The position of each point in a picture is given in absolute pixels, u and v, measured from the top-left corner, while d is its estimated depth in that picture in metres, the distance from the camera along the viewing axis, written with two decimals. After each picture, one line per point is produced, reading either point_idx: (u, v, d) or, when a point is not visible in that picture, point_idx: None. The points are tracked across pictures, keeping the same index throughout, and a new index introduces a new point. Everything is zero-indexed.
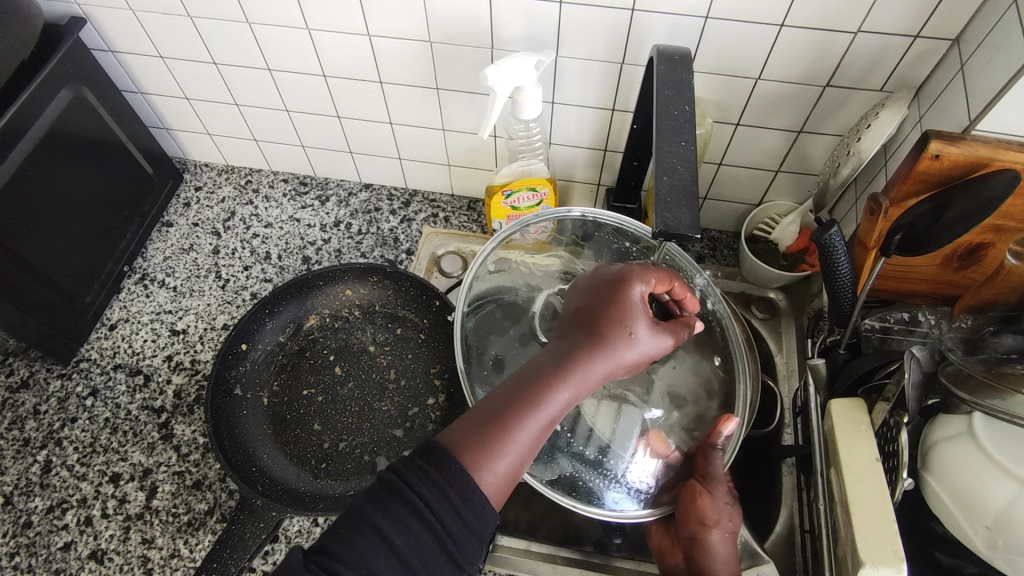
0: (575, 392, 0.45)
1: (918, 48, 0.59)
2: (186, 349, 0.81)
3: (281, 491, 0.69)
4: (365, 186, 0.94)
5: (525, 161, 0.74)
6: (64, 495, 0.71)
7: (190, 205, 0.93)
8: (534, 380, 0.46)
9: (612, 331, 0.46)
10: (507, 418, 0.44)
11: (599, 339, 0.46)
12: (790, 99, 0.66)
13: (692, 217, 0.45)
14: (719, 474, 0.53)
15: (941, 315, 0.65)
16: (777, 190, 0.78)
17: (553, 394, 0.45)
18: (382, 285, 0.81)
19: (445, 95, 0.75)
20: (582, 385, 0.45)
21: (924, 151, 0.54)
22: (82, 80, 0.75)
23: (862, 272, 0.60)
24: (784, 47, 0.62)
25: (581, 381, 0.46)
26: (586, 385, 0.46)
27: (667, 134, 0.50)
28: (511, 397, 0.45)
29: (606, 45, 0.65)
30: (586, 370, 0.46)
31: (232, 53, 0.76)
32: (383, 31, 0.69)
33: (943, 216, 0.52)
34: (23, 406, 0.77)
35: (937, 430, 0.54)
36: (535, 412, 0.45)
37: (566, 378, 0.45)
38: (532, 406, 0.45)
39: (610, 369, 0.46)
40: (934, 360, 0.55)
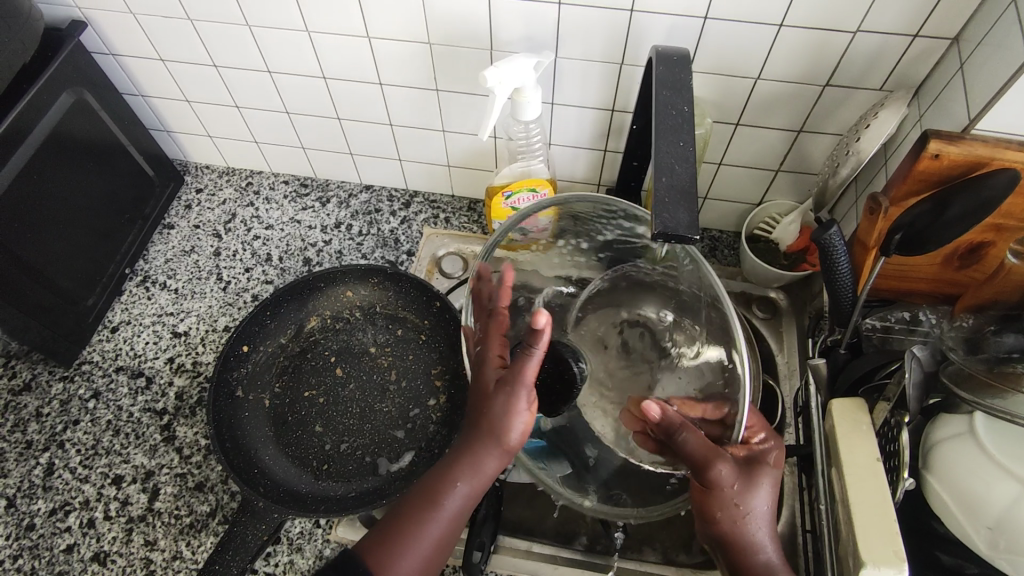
0: (470, 482, 0.46)
1: (917, 47, 0.59)
2: (188, 351, 0.81)
3: (283, 492, 0.69)
4: (366, 188, 0.94)
5: (524, 161, 0.74)
6: (67, 498, 0.71)
7: (191, 207, 0.93)
8: (426, 485, 0.46)
9: (491, 410, 0.46)
10: (406, 520, 0.45)
11: (483, 423, 0.47)
12: (790, 99, 0.66)
13: (692, 217, 0.45)
14: (706, 456, 0.47)
15: (942, 314, 0.65)
16: (778, 190, 0.78)
17: (449, 494, 0.46)
18: (383, 286, 0.82)
19: (444, 96, 0.75)
20: (478, 475, 0.46)
21: (924, 151, 0.54)
22: (83, 84, 0.75)
23: (862, 271, 0.60)
24: (783, 46, 0.61)
25: (472, 482, 0.46)
26: (477, 485, 0.46)
27: (666, 134, 0.50)
28: (407, 503, 0.46)
29: (605, 46, 0.65)
30: (478, 467, 0.46)
31: (232, 56, 0.76)
32: (382, 33, 0.69)
33: (944, 216, 0.52)
34: (25, 408, 0.77)
35: (937, 430, 0.54)
36: (433, 516, 0.45)
37: (458, 480, 0.46)
38: (429, 513, 0.45)
39: (501, 451, 0.46)
40: (936, 360, 0.56)
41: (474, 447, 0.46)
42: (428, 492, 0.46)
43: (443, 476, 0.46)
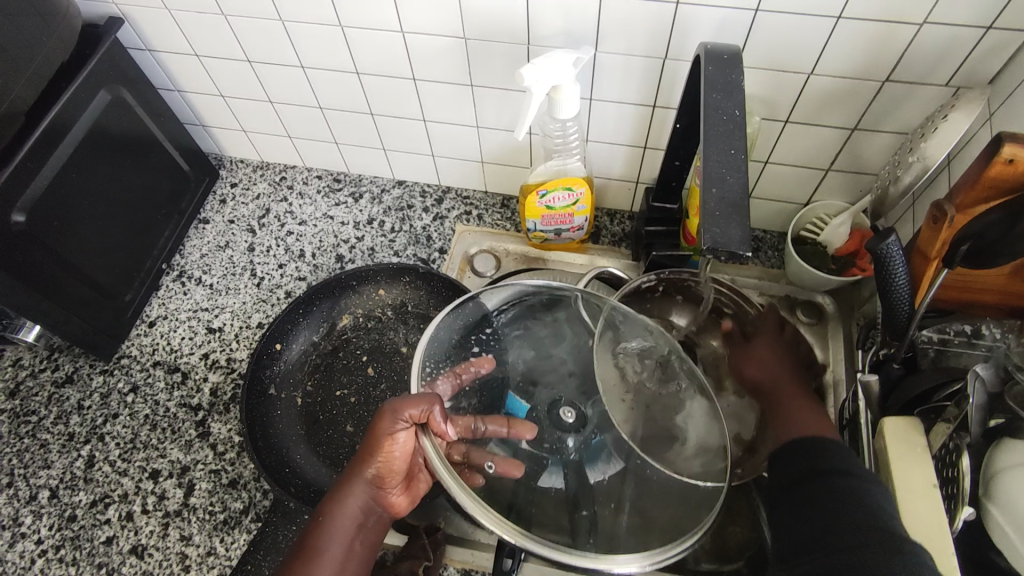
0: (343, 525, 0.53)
1: (991, 40, 0.55)
2: (222, 347, 0.82)
3: (314, 493, 0.69)
4: (399, 183, 0.93)
5: (560, 159, 0.72)
6: (106, 490, 0.73)
7: (226, 202, 0.94)
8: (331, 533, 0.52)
9: (371, 460, 0.54)
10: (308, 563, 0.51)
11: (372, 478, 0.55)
12: (846, 96, 0.62)
13: (743, 234, 0.43)
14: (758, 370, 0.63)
15: (1008, 329, 0.60)
16: (829, 188, 0.74)
17: (323, 540, 0.52)
18: (414, 285, 0.81)
19: (479, 92, 0.73)
20: (348, 520, 0.53)
21: (997, 156, 0.50)
22: (120, 81, 0.75)
23: (922, 283, 0.57)
24: (842, 40, 0.58)
25: (343, 515, 0.53)
26: (348, 523, 0.53)
27: (716, 143, 0.47)
28: (287, 564, 0.51)
29: (648, 41, 0.62)
30: (342, 506, 0.54)
31: (265, 51, 0.75)
32: (417, 28, 0.67)
33: (1018, 227, 0.48)
34: (67, 401, 0.79)
35: (1000, 456, 0.51)
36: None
37: (335, 522, 0.53)
38: (312, 562, 0.51)
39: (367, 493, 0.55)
40: (1000, 379, 0.52)
41: (339, 492, 0.54)
42: (307, 544, 0.52)
43: (315, 524, 0.53)
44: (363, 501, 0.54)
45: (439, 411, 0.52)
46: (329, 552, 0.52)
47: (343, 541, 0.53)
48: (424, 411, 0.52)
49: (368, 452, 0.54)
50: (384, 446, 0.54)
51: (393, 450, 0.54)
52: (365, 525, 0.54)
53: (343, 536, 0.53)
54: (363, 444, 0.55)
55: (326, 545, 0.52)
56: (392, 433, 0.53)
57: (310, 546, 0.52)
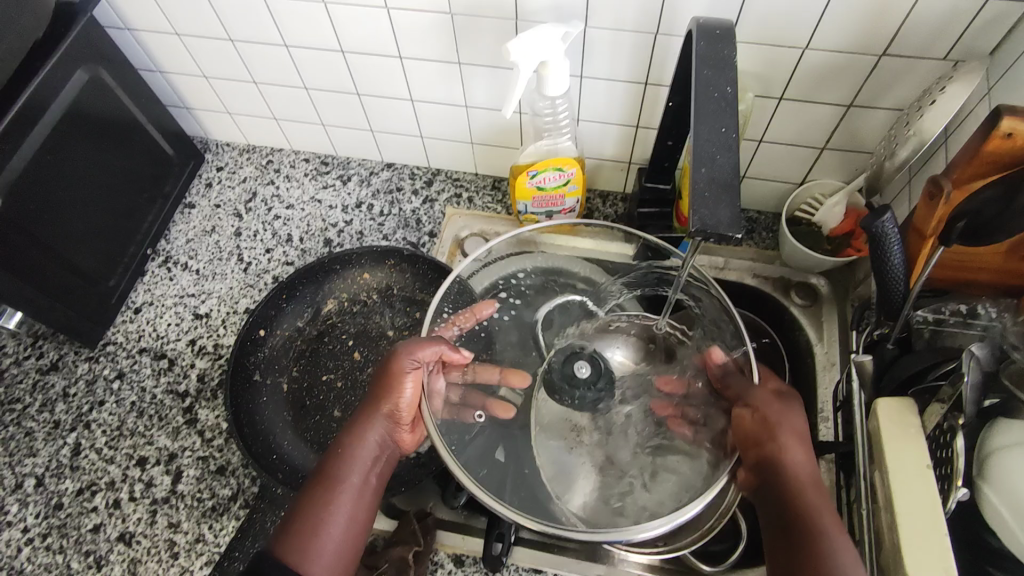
0: (360, 463, 0.54)
1: (990, 11, 0.53)
2: (210, 333, 0.81)
3: (302, 478, 0.68)
4: (388, 165, 0.91)
5: (551, 139, 0.70)
6: (93, 478, 0.72)
7: (212, 185, 0.92)
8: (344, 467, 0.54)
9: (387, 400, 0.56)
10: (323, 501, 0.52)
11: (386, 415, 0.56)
12: (841, 71, 0.61)
13: (733, 215, 0.41)
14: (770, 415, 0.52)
15: (1004, 307, 0.59)
16: (823, 167, 0.72)
17: (343, 472, 0.53)
18: (399, 268, 0.79)
19: (467, 69, 0.71)
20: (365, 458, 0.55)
21: (996, 129, 0.48)
22: (97, 60, 0.73)
23: (918, 262, 0.56)
24: (837, 12, 0.56)
25: (361, 449, 0.55)
26: (366, 457, 0.55)
27: (707, 120, 0.45)
28: (306, 494, 0.52)
29: (639, 15, 0.60)
30: (359, 443, 0.55)
31: (247, 29, 0.73)
32: (401, 3, 0.65)
33: (1015, 204, 0.47)
34: (52, 388, 0.78)
35: (997, 435, 0.50)
36: (328, 517, 0.51)
37: (353, 455, 0.54)
38: (332, 492, 0.52)
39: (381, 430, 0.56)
40: (995, 359, 0.52)
41: (354, 431, 0.56)
42: (325, 475, 0.53)
43: (335, 455, 0.54)
44: (380, 438, 0.56)
45: (447, 350, 0.58)
46: (347, 484, 0.53)
47: (361, 474, 0.54)
48: (437, 350, 0.57)
49: (381, 393, 0.56)
50: (396, 386, 0.56)
51: (404, 391, 0.56)
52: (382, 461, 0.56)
53: (363, 471, 0.54)
54: (376, 385, 0.57)
55: (345, 476, 0.53)
56: (404, 373, 0.56)
57: (324, 483, 0.53)
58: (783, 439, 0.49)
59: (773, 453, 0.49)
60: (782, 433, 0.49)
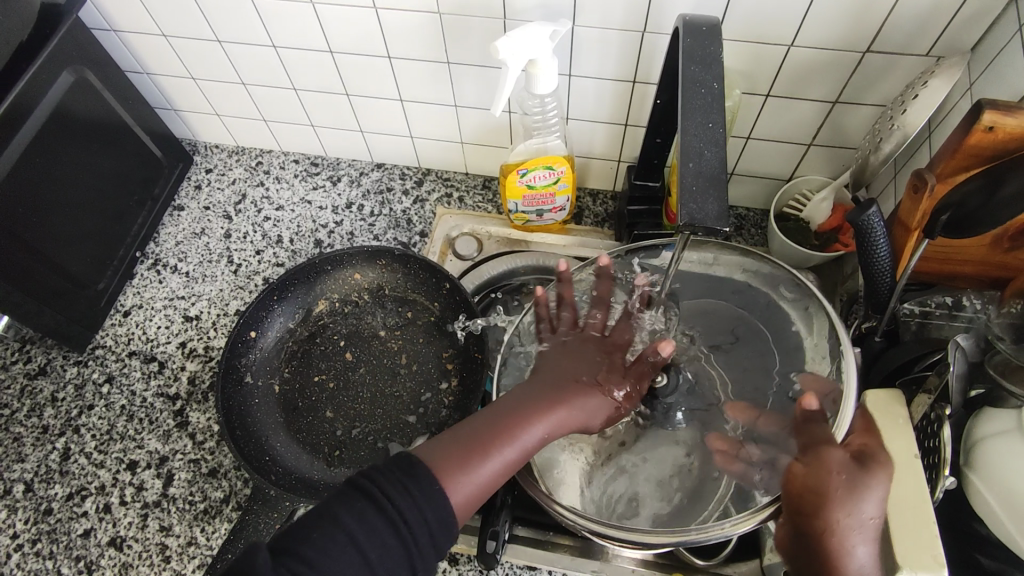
0: (545, 421, 0.48)
1: (971, 7, 0.54)
2: (200, 335, 0.80)
3: (295, 479, 0.68)
4: (378, 166, 0.91)
5: (540, 137, 0.71)
6: (83, 483, 0.72)
7: (201, 188, 0.92)
8: (508, 413, 0.48)
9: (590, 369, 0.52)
10: (486, 439, 0.46)
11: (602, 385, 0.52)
12: (826, 68, 0.62)
13: (721, 208, 0.42)
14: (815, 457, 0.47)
15: (989, 299, 0.60)
16: (810, 163, 0.73)
17: (534, 425, 0.48)
18: (390, 268, 0.79)
19: (455, 69, 0.71)
20: (553, 419, 0.48)
21: (977, 123, 0.49)
22: (84, 62, 0.72)
23: (903, 255, 0.56)
24: (822, 10, 0.57)
25: (558, 413, 0.49)
26: (558, 428, 0.49)
27: (694, 115, 0.46)
28: (484, 426, 0.47)
29: (626, 13, 0.60)
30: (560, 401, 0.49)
31: (235, 30, 0.73)
32: (389, 3, 0.65)
33: (998, 195, 0.48)
34: (40, 393, 0.77)
35: (981, 425, 0.51)
36: (486, 458, 0.45)
37: (549, 408, 0.49)
38: (509, 438, 0.47)
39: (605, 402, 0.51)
40: (979, 350, 0.53)
41: (561, 396, 0.50)
42: (512, 418, 0.48)
43: (535, 409, 0.48)
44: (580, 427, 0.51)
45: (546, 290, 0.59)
46: (516, 444, 0.47)
47: (533, 442, 0.48)
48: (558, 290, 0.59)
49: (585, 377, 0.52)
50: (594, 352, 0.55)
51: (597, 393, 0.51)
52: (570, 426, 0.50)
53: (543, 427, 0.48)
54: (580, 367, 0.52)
55: (526, 434, 0.47)
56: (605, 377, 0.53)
57: (497, 425, 0.47)
58: (832, 519, 0.44)
59: (815, 526, 0.45)
60: (834, 508, 0.44)
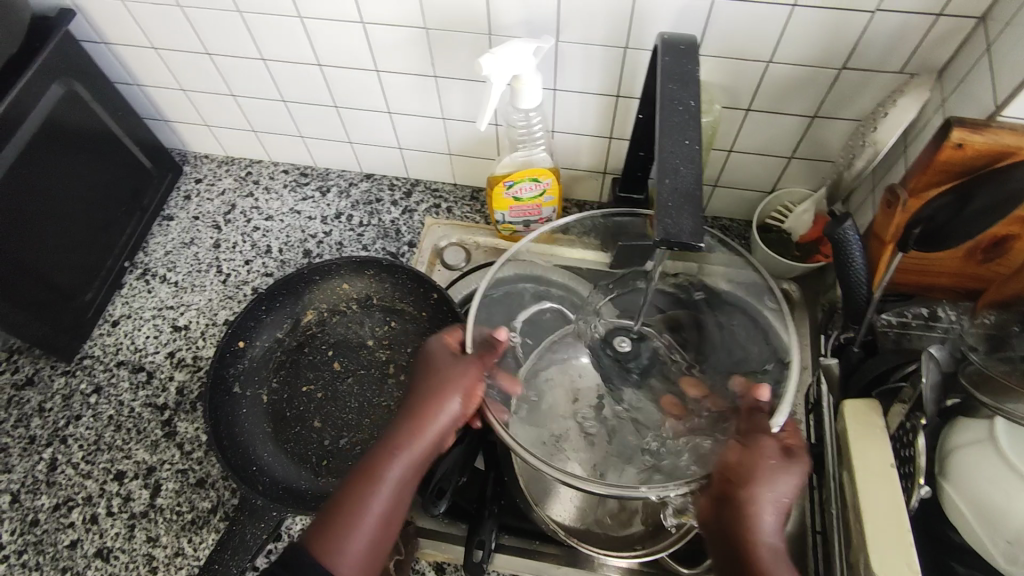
0: (412, 457, 0.49)
1: (942, 26, 0.55)
2: (189, 345, 0.81)
3: (282, 490, 0.69)
4: (367, 177, 0.92)
5: (526, 150, 0.72)
6: (70, 493, 0.72)
7: (190, 198, 0.92)
8: (372, 460, 0.49)
9: (441, 381, 0.52)
10: (357, 499, 0.48)
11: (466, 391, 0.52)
12: (804, 83, 0.63)
13: (696, 224, 0.43)
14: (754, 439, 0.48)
15: (963, 310, 0.61)
16: (792, 175, 0.75)
17: (388, 465, 0.49)
18: (378, 278, 0.80)
19: (442, 83, 0.72)
20: (421, 450, 0.50)
21: (946, 140, 0.51)
22: (73, 74, 0.73)
23: (879, 268, 0.58)
24: (798, 27, 0.58)
25: (425, 443, 0.50)
26: (422, 452, 0.50)
27: (671, 132, 0.47)
28: (347, 488, 0.48)
29: (609, 30, 0.62)
30: (422, 430, 0.50)
31: (224, 43, 0.74)
32: (377, 18, 0.66)
33: (967, 210, 0.49)
34: (28, 404, 0.77)
35: (956, 434, 0.52)
36: (366, 510, 0.47)
37: (413, 442, 0.49)
38: (381, 487, 0.48)
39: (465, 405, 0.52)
40: (954, 360, 0.54)
41: (410, 422, 0.50)
42: (368, 469, 0.49)
43: (390, 447, 0.49)
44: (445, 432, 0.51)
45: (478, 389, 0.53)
46: (384, 488, 0.48)
47: (401, 478, 0.49)
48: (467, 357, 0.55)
49: (440, 391, 0.51)
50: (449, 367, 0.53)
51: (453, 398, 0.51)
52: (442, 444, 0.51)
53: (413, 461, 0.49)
54: (433, 372, 0.53)
55: (390, 474, 0.49)
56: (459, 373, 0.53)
57: (365, 475, 0.49)
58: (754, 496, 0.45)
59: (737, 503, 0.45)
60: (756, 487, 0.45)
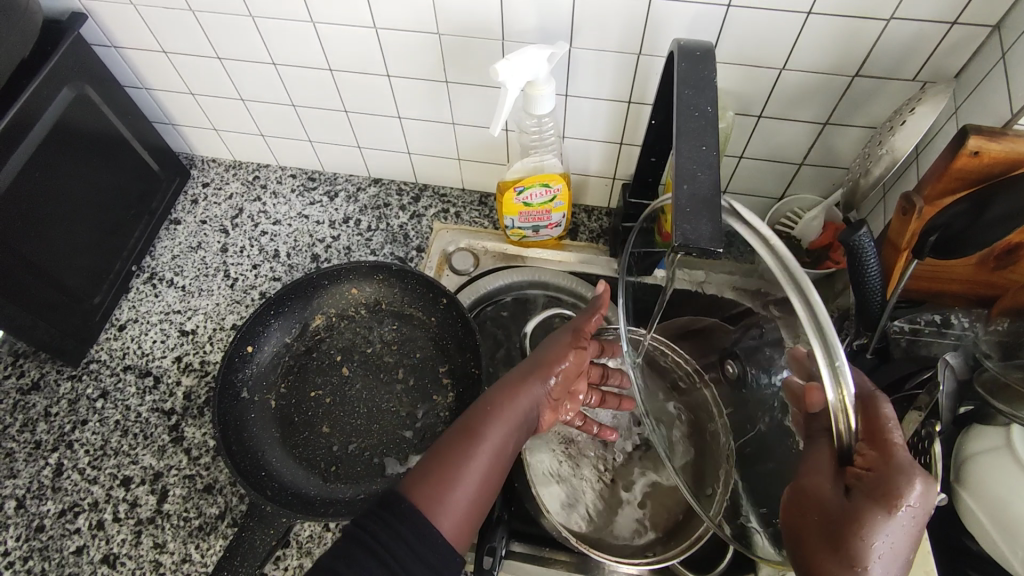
0: (509, 422, 0.51)
1: (955, 35, 0.56)
2: (196, 350, 0.80)
3: (291, 495, 0.68)
4: (375, 181, 0.92)
5: (537, 156, 0.71)
6: (76, 499, 0.71)
7: (197, 202, 0.92)
8: (470, 421, 0.50)
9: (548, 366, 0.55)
10: (456, 453, 0.48)
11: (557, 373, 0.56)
12: (816, 90, 0.63)
13: (715, 229, 0.42)
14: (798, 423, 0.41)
15: (976, 318, 0.61)
16: (801, 182, 0.75)
17: (487, 425, 0.50)
18: (387, 283, 0.80)
19: (453, 88, 0.72)
20: (518, 413, 0.52)
21: (963, 147, 0.51)
22: (83, 78, 0.73)
23: (893, 275, 0.58)
24: (812, 35, 0.58)
25: (518, 408, 0.52)
26: (518, 416, 0.52)
27: (689, 139, 0.47)
28: (453, 439, 0.49)
29: (622, 37, 0.62)
30: (521, 397, 0.53)
31: (235, 47, 0.74)
32: (390, 24, 0.66)
33: (984, 217, 0.49)
34: (34, 408, 0.77)
35: (972, 442, 0.52)
36: (466, 459, 0.48)
37: (508, 409, 0.52)
38: (478, 443, 0.49)
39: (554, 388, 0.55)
40: (970, 367, 0.55)
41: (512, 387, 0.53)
42: (476, 423, 0.50)
43: (487, 410, 0.51)
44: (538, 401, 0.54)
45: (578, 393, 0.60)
46: (494, 439, 0.50)
47: (506, 433, 0.51)
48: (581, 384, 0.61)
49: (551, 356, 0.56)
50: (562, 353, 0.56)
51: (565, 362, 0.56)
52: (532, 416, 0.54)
53: (508, 425, 0.51)
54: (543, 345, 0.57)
55: (497, 430, 0.50)
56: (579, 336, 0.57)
57: (461, 433, 0.49)
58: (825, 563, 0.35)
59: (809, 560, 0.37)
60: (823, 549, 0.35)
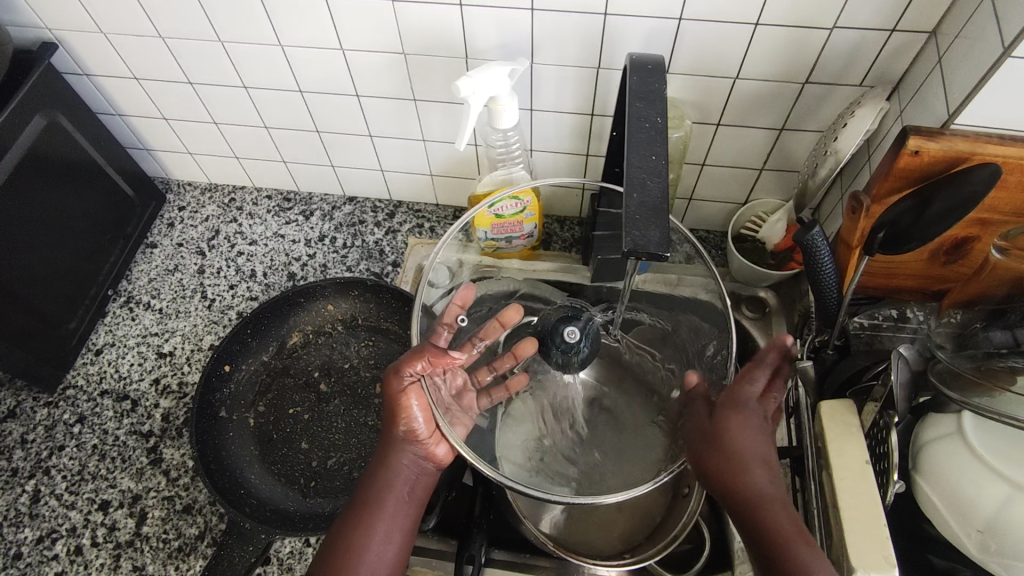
0: (392, 489, 0.54)
1: (895, 42, 0.58)
2: (173, 371, 0.81)
3: (270, 512, 0.69)
4: (350, 200, 0.93)
5: (505, 169, 0.73)
6: (53, 525, 0.71)
7: (173, 225, 0.92)
8: (362, 484, 0.55)
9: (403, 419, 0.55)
10: (350, 532, 0.52)
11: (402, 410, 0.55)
12: (770, 97, 0.66)
13: (663, 235, 0.44)
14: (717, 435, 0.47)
15: (930, 311, 0.64)
16: (763, 187, 0.77)
17: (379, 500, 0.53)
18: (362, 299, 0.80)
19: (422, 106, 0.74)
20: (402, 467, 0.55)
21: (904, 148, 0.53)
22: (56, 106, 0.74)
23: (848, 272, 0.60)
24: (760, 45, 0.61)
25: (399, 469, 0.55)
26: (405, 482, 0.55)
27: (639, 147, 0.49)
28: (346, 515, 0.53)
29: (580, 51, 0.64)
30: (398, 459, 0.55)
31: (207, 73, 0.75)
32: (356, 45, 0.68)
33: (926, 213, 0.51)
34: (10, 436, 0.76)
35: (927, 430, 0.54)
36: (362, 538, 0.52)
37: (391, 481, 0.54)
38: (372, 516, 0.53)
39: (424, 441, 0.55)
40: (923, 359, 0.55)
41: (386, 452, 0.55)
42: (363, 498, 0.53)
43: (370, 485, 0.54)
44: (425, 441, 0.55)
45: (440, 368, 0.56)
46: (386, 500, 0.53)
47: (397, 496, 0.54)
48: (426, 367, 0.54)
49: (391, 413, 0.55)
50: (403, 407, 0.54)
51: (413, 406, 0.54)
52: (418, 480, 0.55)
53: (398, 490, 0.54)
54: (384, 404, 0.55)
55: (387, 502, 0.53)
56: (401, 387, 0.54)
57: (350, 519, 0.53)
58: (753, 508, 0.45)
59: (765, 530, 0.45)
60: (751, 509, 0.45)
